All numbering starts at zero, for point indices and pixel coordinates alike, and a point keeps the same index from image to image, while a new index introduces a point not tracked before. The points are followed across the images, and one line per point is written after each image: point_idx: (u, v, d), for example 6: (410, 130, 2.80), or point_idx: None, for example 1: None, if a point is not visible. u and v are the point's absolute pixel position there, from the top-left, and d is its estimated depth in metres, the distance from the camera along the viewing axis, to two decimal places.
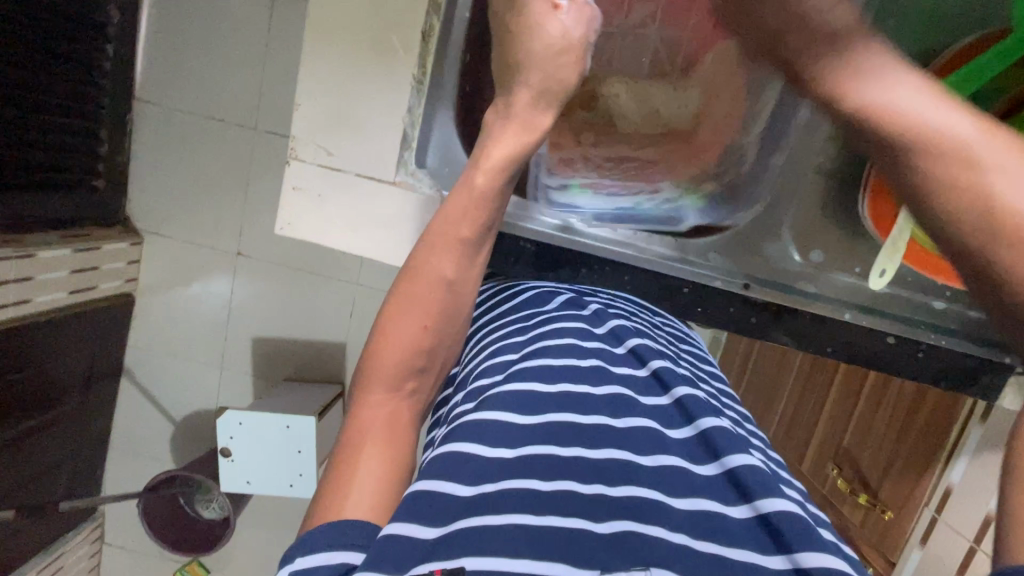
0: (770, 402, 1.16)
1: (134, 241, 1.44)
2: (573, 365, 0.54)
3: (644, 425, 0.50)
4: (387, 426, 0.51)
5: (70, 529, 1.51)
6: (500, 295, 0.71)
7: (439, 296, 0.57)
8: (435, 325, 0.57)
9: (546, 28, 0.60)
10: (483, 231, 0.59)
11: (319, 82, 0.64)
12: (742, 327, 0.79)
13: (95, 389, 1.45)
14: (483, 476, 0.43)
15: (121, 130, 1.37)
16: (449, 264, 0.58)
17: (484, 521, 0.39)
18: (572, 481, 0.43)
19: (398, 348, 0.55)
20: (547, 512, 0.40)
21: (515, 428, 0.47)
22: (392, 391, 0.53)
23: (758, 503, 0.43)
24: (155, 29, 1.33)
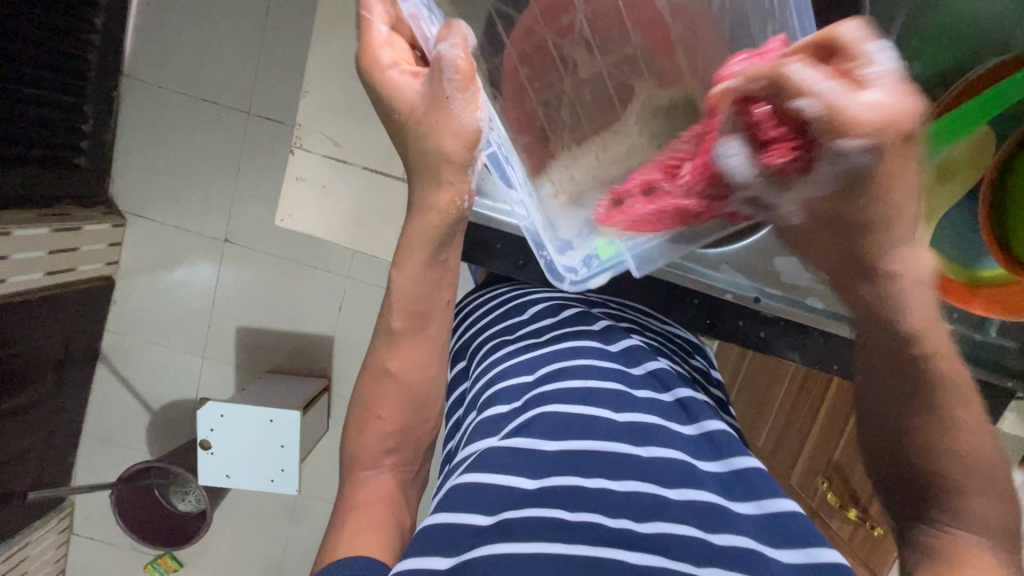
0: (758, 414, 1.07)
1: (116, 223, 1.39)
2: (596, 387, 0.52)
3: (669, 457, 0.48)
4: (377, 492, 0.55)
5: (36, 519, 1.45)
6: (507, 306, 0.67)
7: (393, 390, 0.57)
8: (401, 412, 0.58)
9: (399, 92, 0.46)
10: (417, 317, 0.57)
11: (330, 70, 0.61)
12: (746, 341, 0.70)
13: (69, 375, 1.40)
14: (507, 504, 0.43)
15: (107, 107, 1.32)
16: (393, 357, 0.58)
17: (510, 549, 0.39)
18: (598, 513, 0.43)
19: (370, 430, 0.57)
20: (577, 543, 0.40)
21: (540, 458, 0.46)
22: (371, 469, 0.57)
23: (809, 551, 0.43)
24: (147, 4, 1.28)
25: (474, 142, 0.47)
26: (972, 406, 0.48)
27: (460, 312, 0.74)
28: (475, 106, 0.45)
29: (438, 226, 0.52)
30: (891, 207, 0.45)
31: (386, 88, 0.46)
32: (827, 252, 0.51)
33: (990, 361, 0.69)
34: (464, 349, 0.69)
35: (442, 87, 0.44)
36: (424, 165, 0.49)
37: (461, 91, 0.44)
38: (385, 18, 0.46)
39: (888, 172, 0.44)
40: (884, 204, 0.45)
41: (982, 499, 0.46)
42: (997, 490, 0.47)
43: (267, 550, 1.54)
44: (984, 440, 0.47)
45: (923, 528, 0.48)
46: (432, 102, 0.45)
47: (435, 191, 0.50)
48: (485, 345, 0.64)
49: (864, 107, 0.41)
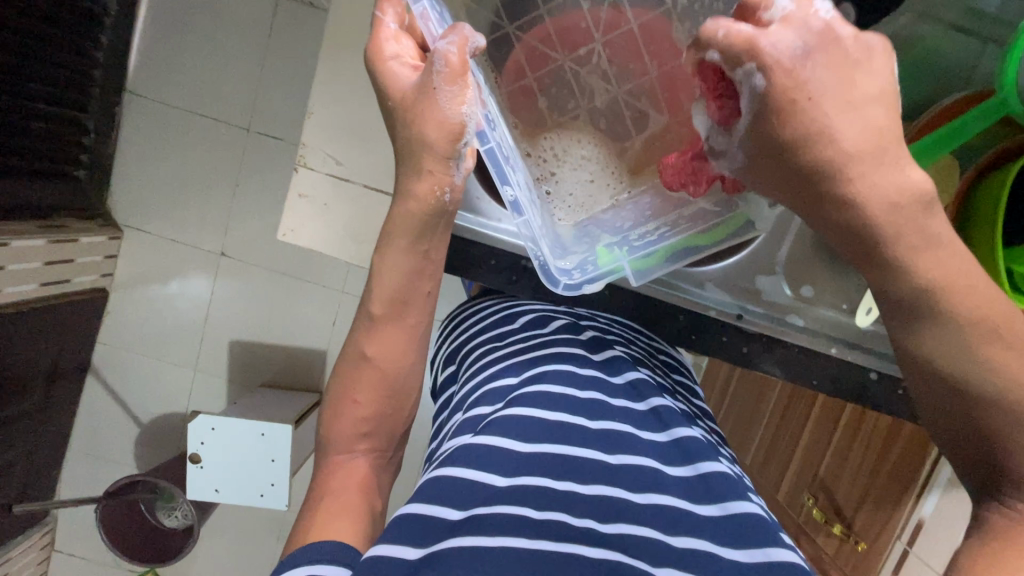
0: (747, 427, 1.09)
1: (112, 236, 1.40)
2: (572, 394, 0.54)
3: (639, 463, 0.50)
4: (349, 478, 0.57)
5: (18, 535, 1.42)
6: (499, 316, 0.69)
7: (369, 374, 0.59)
8: (375, 396, 0.59)
9: (396, 84, 0.50)
10: (397, 305, 0.59)
11: (334, 94, 0.64)
12: (730, 356, 0.71)
13: (58, 387, 1.39)
14: (477, 501, 0.44)
15: (107, 122, 1.34)
16: (370, 342, 0.60)
17: (476, 541, 0.41)
18: (564, 513, 0.45)
19: (346, 416, 0.59)
20: (540, 538, 0.42)
21: (511, 456, 0.47)
22: (347, 454, 0.59)
23: (767, 550, 0.45)
24: (152, 24, 1.32)
25: (457, 137, 0.49)
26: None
27: (455, 318, 0.77)
28: (462, 100, 0.47)
29: (416, 215, 0.54)
30: (846, 126, 0.38)
31: (384, 78, 0.50)
32: (772, 182, 0.44)
33: None
34: (455, 355, 0.71)
35: (432, 78, 0.47)
36: (408, 149, 0.51)
37: (450, 84, 0.47)
38: (397, 19, 0.51)
39: (836, 87, 0.38)
40: (841, 124, 0.38)
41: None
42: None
43: (253, 568, 1.52)
44: None
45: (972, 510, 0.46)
46: (424, 91, 0.48)
47: (415, 180, 0.52)
48: (472, 353, 0.66)
49: (802, 57, 0.38)
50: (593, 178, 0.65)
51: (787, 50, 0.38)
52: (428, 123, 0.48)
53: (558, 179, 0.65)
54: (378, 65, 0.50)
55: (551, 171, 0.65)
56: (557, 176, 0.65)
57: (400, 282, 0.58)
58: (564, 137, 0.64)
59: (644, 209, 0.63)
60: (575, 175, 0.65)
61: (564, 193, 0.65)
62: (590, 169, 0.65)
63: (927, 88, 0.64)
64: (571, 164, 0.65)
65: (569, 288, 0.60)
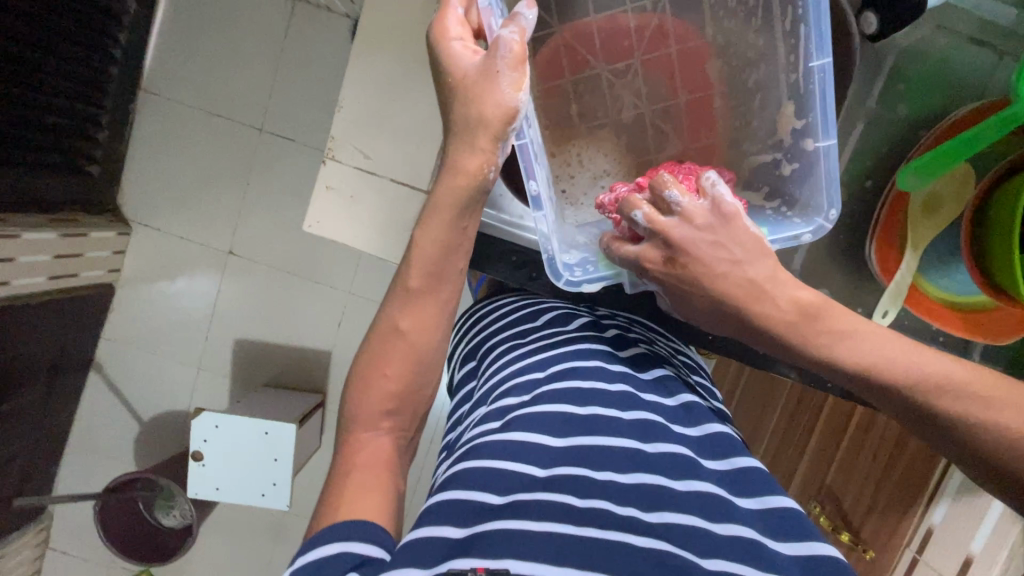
0: (753, 431, 1.08)
1: (122, 231, 1.40)
2: (601, 390, 0.55)
3: (675, 452, 0.51)
4: (376, 453, 0.55)
5: (14, 531, 1.40)
6: (521, 312, 0.70)
7: (400, 347, 0.58)
8: (405, 371, 0.58)
9: (458, 65, 0.51)
10: (435, 278, 0.58)
11: (365, 89, 0.65)
12: (745, 357, 0.72)
13: (60, 381, 1.38)
14: (515, 487, 0.45)
15: (122, 119, 1.35)
16: (405, 316, 0.58)
17: (522, 524, 0.41)
18: (607, 501, 0.45)
19: (375, 390, 0.57)
20: (587, 524, 0.42)
21: (545, 449, 0.49)
22: (370, 431, 0.56)
23: (813, 544, 0.46)
24: (170, 23, 1.33)
25: (512, 117, 0.51)
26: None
27: (471, 317, 0.78)
28: (520, 86, 0.51)
29: (463, 189, 0.55)
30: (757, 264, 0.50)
31: (445, 58, 0.51)
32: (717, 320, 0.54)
33: None
34: (473, 354, 0.72)
35: (496, 61, 0.50)
36: (462, 129, 0.52)
37: (512, 68, 0.50)
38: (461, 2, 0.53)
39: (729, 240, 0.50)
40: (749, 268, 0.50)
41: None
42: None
43: (249, 569, 1.50)
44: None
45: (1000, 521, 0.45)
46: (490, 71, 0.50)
47: (465, 155, 0.53)
48: (494, 350, 0.67)
49: (695, 240, 0.50)
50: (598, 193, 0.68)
51: (684, 238, 0.50)
52: (486, 103, 0.51)
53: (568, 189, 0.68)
54: (439, 46, 0.51)
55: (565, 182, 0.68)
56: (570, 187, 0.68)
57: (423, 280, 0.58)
58: (585, 162, 0.68)
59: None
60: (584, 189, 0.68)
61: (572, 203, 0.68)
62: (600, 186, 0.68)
63: (942, 97, 0.66)
64: (583, 179, 0.68)
65: (571, 285, 0.60)
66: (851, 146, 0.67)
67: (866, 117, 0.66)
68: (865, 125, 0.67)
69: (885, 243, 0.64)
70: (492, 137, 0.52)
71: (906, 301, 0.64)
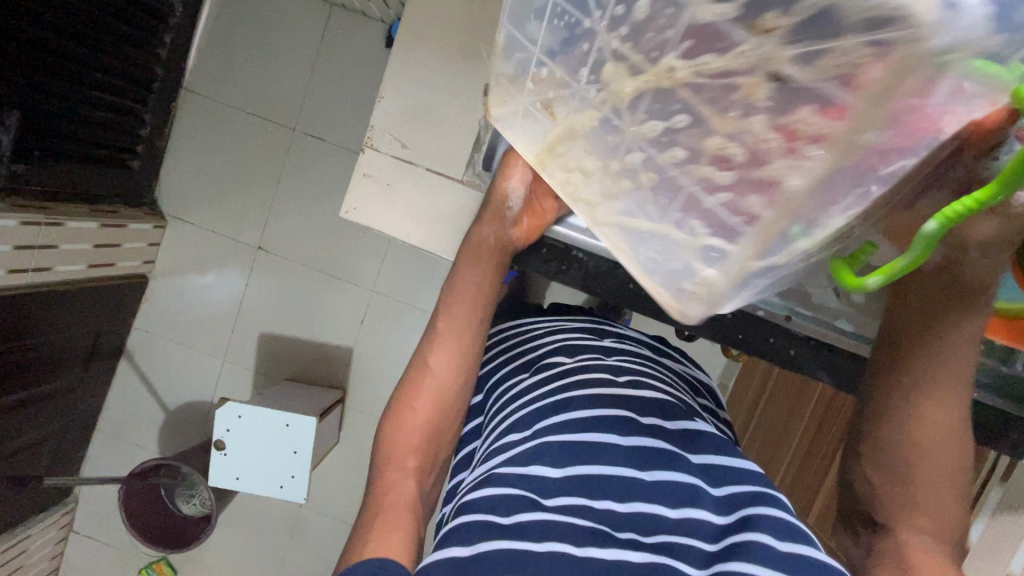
0: (782, 438, 1.09)
1: (157, 224, 1.45)
2: (604, 415, 0.58)
3: (671, 478, 0.55)
4: (400, 497, 0.60)
5: (41, 512, 1.44)
6: (528, 342, 0.74)
7: (427, 383, 0.65)
8: (432, 406, 0.64)
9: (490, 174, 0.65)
10: (463, 320, 0.66)
11: (405, 82, 0.67)
12: (777, 358, 0.70)
13: (92, 367, 1.43)
14: (516, 509, 0.51)
15: (163, 116, 1.40)
16: (438, 355, 0.65)
17: (524, 545, 0.48)
18: (607, 527, 0.51)
19: (404, 423, 0.64)
20: (586, 545, 0.49)
21: (546, 481, 0.54)
22: (398, 470, 0.62)
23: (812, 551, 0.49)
24: (213, 26, 1.39)
25: (502, 198, 0.63)
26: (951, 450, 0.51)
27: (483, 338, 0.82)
28: (512, 180, 0.62)
29: (476, 248, 0.66)
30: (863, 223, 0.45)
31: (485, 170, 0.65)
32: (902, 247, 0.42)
33: None
34: (480, 385, 0.74)
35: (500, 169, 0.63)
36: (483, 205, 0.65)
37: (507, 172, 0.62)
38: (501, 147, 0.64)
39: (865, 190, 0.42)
40: None
41: (933, 540, 0.51)
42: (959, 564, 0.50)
43: (264, 562, 1.52)
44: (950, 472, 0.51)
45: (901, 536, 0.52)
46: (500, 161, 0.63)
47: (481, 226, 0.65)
48: (501, 378, 0.70)
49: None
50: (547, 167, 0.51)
51: None
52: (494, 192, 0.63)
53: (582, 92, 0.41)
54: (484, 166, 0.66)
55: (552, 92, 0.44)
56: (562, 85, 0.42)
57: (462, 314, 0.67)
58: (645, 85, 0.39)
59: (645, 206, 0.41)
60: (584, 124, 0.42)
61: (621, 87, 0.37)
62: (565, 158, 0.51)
63: None
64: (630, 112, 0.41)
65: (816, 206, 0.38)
66: None
67: None
68: None
69: None
70: (491, 218, 0.64)
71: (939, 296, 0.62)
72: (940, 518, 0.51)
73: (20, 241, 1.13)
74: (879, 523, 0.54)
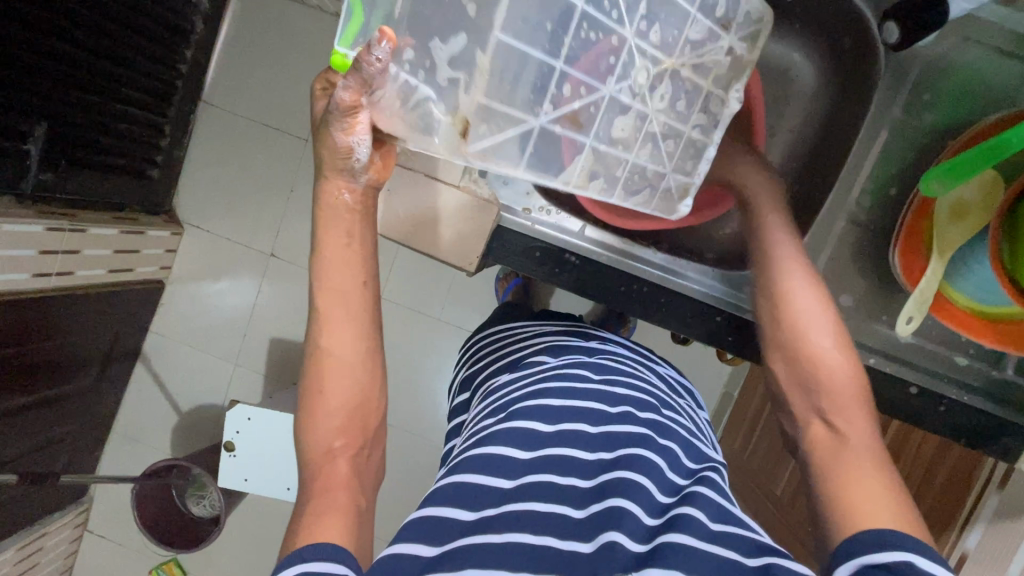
0: (778, 458, 1.13)
1: (175, 231, 1.50)
2: (574, 405, 0.65)
3: (631, 453, 0.60)
4: (333, 476, 0.60)
5: (56, 510, 1.47)
6: (514, 346, 0.82)
7: (331, 366, 0.65)
8: (341, 388, 0.64)
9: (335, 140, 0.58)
10: (352, 290, 0.66)
11: None
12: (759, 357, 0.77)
13: (111, 369, 1.47)
14: (481, 503, 0.55)
15: (183, 127, 1.45)
16: (329, 337, 0.65)
17: (486, 539, 0.51)
18: (566, 507, 0.55)
19: (319, 415, 0.63)
20: (545, 534, 0.52)
21: (514, 461, 0.58)
22: (324, 455, 0.62)
23: (730, 524, 0.55)
24: (231, 41, 1.45)
25: (348, 152, 0.60)
26: (828, 338, 0.63)
27: (476, 345, 0.91)
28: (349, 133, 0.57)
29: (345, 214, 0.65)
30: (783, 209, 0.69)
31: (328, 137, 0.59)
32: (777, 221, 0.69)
33: (1001, 396, 0.75)
34: (468, 383, 0.85)
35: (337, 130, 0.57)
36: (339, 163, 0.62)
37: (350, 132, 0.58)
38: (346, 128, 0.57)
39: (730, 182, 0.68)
40: None
41: (849, 418, 0.60)
42: (872, 433, 0.59)
43: (272, 565, 1.54)
44: (843, 352, 0.63)
45: (820, 426, 0.61)
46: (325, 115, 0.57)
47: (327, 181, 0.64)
48: (491, 375, 0.79)
49: None
50: (531, 173, 0.59)
51: None
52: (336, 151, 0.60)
53: (612, 97, 0.59)
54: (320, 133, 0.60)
55: (564, 112, 0.57)
56: (581, 101, 0.58)
57: (345, 289, 0.66)
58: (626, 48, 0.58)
59: (649, 166, 0.66)
60: (621, 129, 0.61)
61: (645, 80, 0.61)
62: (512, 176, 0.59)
63: (961, 115, 0.72)
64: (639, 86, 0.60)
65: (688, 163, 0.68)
66: (866, 167, 0.74)
67: (888, 127, 0.73)
68: (887, 136, 0.73)
69: (909, 250, 0.67)
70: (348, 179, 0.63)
71: (931, 308, 0.67)
72: (847, 399, 0.61)
73: (44, 245, 1.18)
74: (799, 422, 0.64)
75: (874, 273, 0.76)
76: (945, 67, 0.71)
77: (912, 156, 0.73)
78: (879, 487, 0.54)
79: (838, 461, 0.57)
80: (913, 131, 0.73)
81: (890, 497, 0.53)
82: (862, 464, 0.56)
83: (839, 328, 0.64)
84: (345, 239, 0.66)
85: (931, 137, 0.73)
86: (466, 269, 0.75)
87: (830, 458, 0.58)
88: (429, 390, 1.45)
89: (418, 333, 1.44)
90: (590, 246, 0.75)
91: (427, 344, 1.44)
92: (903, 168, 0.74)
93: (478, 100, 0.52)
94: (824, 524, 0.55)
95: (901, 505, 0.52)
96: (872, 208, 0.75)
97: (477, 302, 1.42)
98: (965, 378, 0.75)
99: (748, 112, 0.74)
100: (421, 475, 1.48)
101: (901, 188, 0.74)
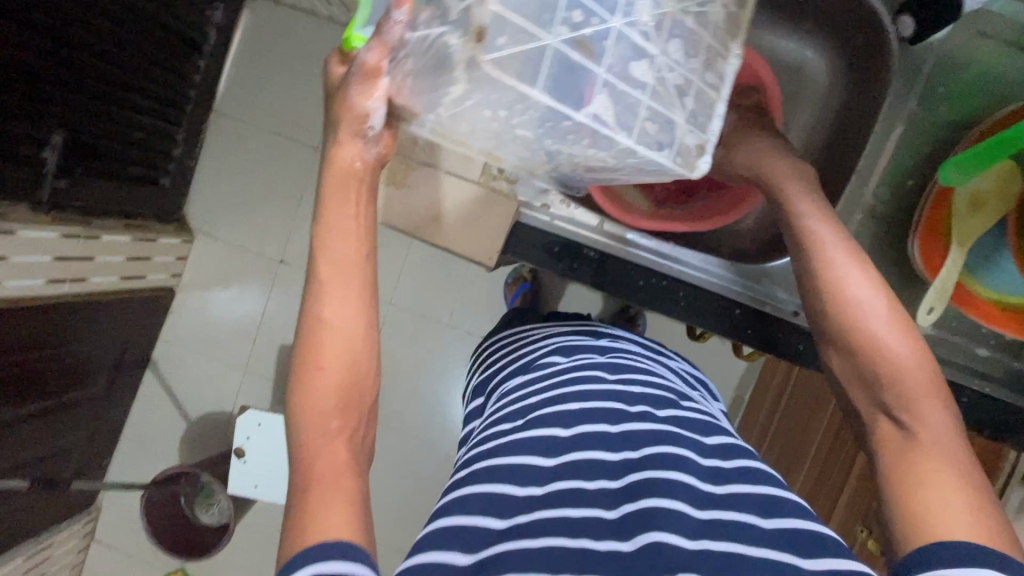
0: (794, 459, 1.12)
1: (186, 238, 1.51)
2: (593, 407, 0.65)
3: (657, 451, 0.59)
4: (334, 460, 0.54)
5: (65, 519, 1.47)
6: (530, 346, 0.81)
7: (329, 335, 0.58)
8: (340, 360, 0.58)
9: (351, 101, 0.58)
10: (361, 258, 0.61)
11: None
12: (784, 352, 0.76)
13: (121, 376, 1.47)
14: (515, 510, 0.55)
15: (195, 135, 1.47)
16: (332, 306, 0.58)
17: (523, 546, 0.51)
18: (598, 509, 0.55)
19: (314, 388, 0.57)
20: (580, 536, 0.52)
21: (539, 468, 0.59)
22: (321, 433, 0.55)
23: (778, 520, 0.54)
24: (244, 51, 1.47)
25: (363, 120, 0.59)
26: (895, 329, 0.54)
27: (488, 349, 0.91)
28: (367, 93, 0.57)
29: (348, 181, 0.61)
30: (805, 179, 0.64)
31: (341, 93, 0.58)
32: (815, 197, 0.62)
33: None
34: (480, 390, 0.85)
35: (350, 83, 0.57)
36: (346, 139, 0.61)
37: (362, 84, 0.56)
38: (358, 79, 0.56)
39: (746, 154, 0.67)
40: None
41: (924, 416, 0.52)
42: (952, 430, 0.51)
43: None
44: (915, 343, 0.54)
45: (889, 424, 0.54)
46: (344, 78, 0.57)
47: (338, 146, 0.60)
48: (504, 379, 0.79)
49: None
50: (550, 100, 0.52)
51: None
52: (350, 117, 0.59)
53: (621, 31, 0.54)
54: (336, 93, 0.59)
55: (580, 37, 0.52)
56: (593, 30, 0.52)
57: (345, 254, 0.60)
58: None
59: (666, 109, 0.58)
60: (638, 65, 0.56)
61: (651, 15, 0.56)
62: (528, 107, 0.53)
63: (972, 110, 0.73)
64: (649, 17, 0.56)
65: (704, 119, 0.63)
66: (881, 162, 0.75)
67: (902, 122, 0.74)
68: (901, 130, 0.74)
69: (927, 241, 0.68)
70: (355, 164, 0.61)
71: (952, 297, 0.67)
72: (921, 395, 0.52)
73: (58, 253, 1.20)
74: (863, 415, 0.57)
75: (891, 266, 0.77)
76: (956, 64, 0.72)
77: (926, 150, 0.74)
78: (956, 499, 0.47)
79: (912, 468, 0.50)
80: (927, 126, 0.74)
81: (974, 511, 0.46)
82: (940, 470, 0.49)
83: (905, 316, 0.55)
84: (353, 212, 0.61)
85: (944, 132, 0.74)
86: (487, 264, 0.76)
87: (901, 462, 0.51)
88: (440, 395, 1.45)
89: (429, 337, 1.44)
90: (609, 241, 0.75)
91: (438, 349, 1.44)
92: (917, 163, 0.75)
93: (493, 7, 0.46)
94: (890, 536, 0.50)
95: (988, 520, 0.45)
96: (888, 202, 0.76)
97: (488, 306, 1.43)
98: (986, 371, 0.76)
99: (764, 108, 0.75)
100: (431, 481, 1.47)
101: (916, 182, 0.75)
